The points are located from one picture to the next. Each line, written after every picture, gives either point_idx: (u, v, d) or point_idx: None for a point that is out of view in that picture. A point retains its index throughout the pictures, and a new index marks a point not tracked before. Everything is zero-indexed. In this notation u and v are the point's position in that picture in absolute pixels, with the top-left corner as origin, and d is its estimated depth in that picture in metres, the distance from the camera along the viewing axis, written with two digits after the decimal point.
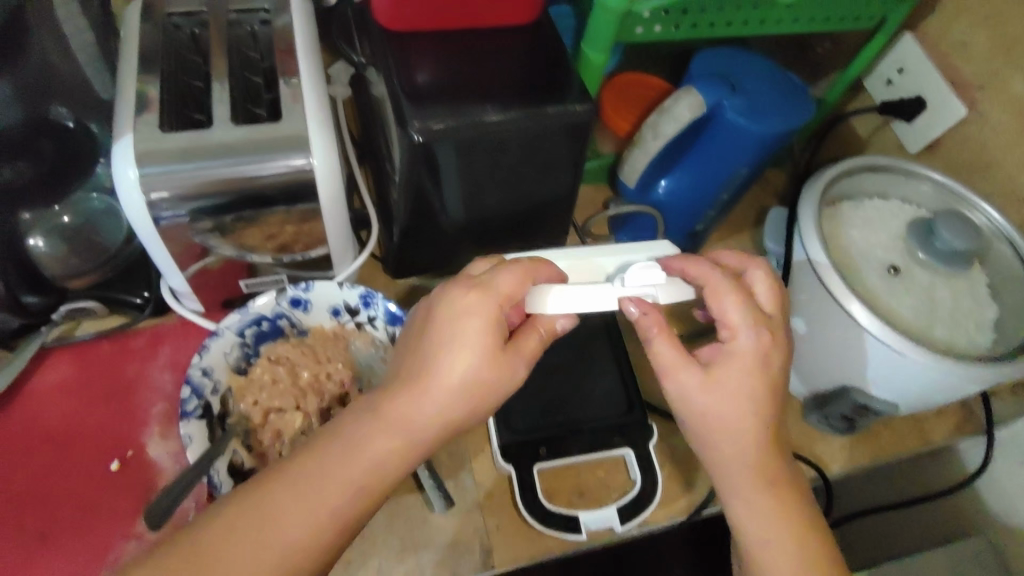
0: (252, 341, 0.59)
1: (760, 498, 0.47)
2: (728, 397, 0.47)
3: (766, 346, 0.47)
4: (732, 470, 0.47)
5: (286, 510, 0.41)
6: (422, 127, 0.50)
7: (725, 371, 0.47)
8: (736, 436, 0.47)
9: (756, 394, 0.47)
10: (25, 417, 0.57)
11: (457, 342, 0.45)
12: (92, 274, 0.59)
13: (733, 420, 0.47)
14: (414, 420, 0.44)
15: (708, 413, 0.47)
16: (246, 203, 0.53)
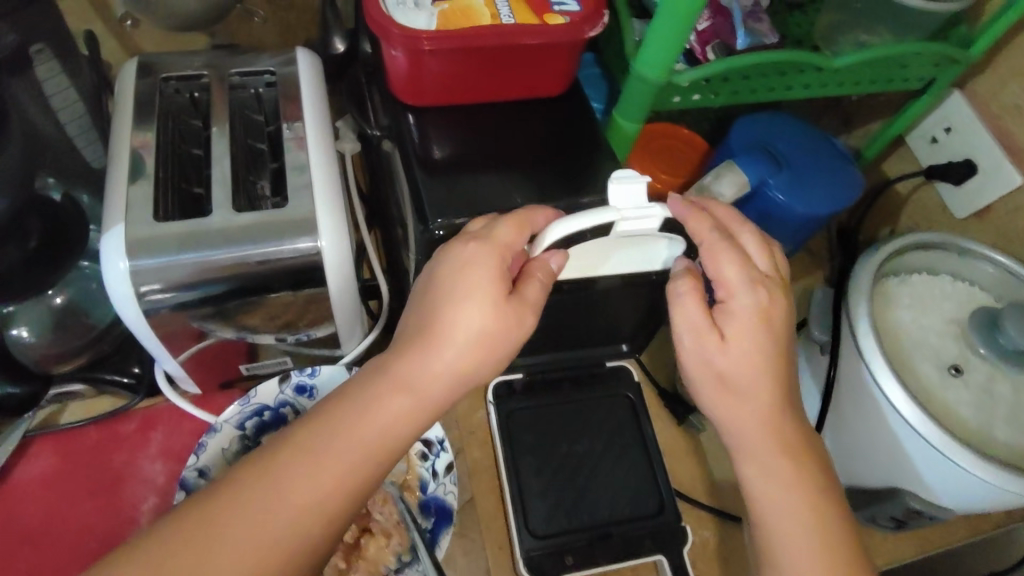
0: (253, 433, 0.54)
1: (791, 484, 0.42)
2: (752, 369, 0.41)
3: (768, 305, 0.41)
4: (759, 446, 0.42)
5: (288, 483, 0.36)
6: (444, 218, 0.45)
7: (741, 333, 0.41)
8: (759, 403, 0.41)
9: (772, 357, 0.41)
10: (5, 515, 0.52)
11: (468, 294, 0.39)
12: (79, 357, 0.54)
13: (750, 387, 0.41)
14: (418, 381, 0.39)
15: (730, 389, 0.42)
16: (246, 294, 0.48)
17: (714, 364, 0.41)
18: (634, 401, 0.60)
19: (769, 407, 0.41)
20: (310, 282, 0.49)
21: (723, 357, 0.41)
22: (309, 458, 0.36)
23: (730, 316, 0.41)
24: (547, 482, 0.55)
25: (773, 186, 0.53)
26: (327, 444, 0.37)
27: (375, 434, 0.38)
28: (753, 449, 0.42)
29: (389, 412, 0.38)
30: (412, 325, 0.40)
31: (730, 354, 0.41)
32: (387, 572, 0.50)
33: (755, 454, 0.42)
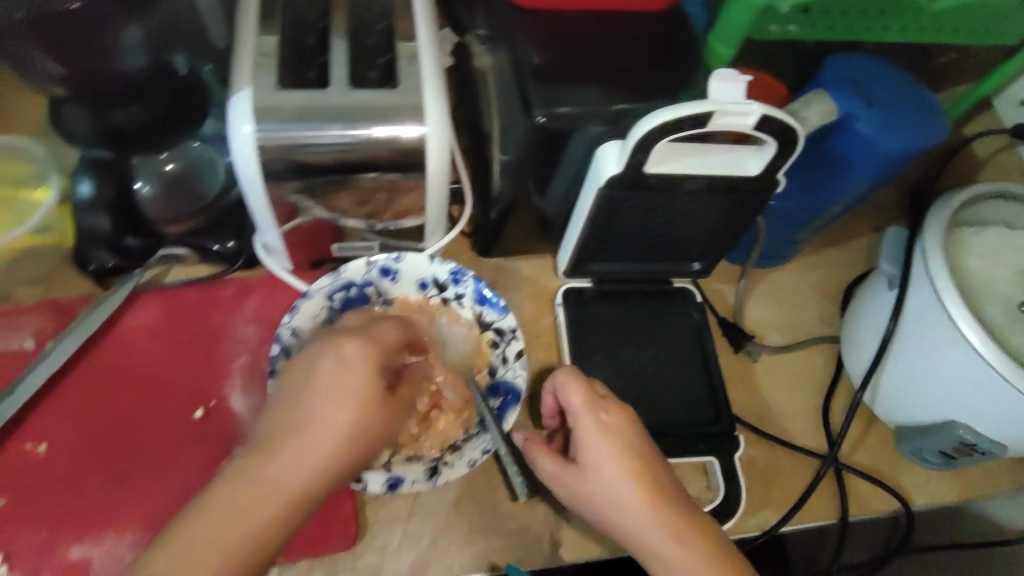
0: (340, 306, 0.58)
1: (675, 546, 0.46)
2: (610, 480, 0.47)
3: (604, 422, 0.49)
4: (648, 525, 0.46)
5: (213, 536, 0.39)
6: (548, 110, 0.48)
7: (594, 456, 0.48)
8: (631, 502, 0.47)
9: (640, 476, 0.47)
10: (113, 356, 0.57)
11: (333, 390, 0.45)
12: (189, 222, 0.58)
13: (628, 495, 0.47)
14: (278, 477, 0.42)
15: (608, 490, 0.47)
16: (353, 171, 0.51)
17: (589, 506, 0.48)
18: (698, 321, 0.63)
19: (647, 515, 0.46)
20: (413, 167, 0.52)
21: (588, 488, 0.48)
22: (220, 521, 0.40)
23: (578, 446, 0.49)
24: (610, 381, 0.59)
25: (860, 118, 0.54)
26: (231, 499, 0.41)
27: (278, 477, 0.42)
28: (633, 524, 0.47)
29: (251, 493, 0.41)
30: (274, 420, 0.45)
31: (590, 478, 0.48)
32: (456, 440, 0.54)
33: (640, 534, 0.46)
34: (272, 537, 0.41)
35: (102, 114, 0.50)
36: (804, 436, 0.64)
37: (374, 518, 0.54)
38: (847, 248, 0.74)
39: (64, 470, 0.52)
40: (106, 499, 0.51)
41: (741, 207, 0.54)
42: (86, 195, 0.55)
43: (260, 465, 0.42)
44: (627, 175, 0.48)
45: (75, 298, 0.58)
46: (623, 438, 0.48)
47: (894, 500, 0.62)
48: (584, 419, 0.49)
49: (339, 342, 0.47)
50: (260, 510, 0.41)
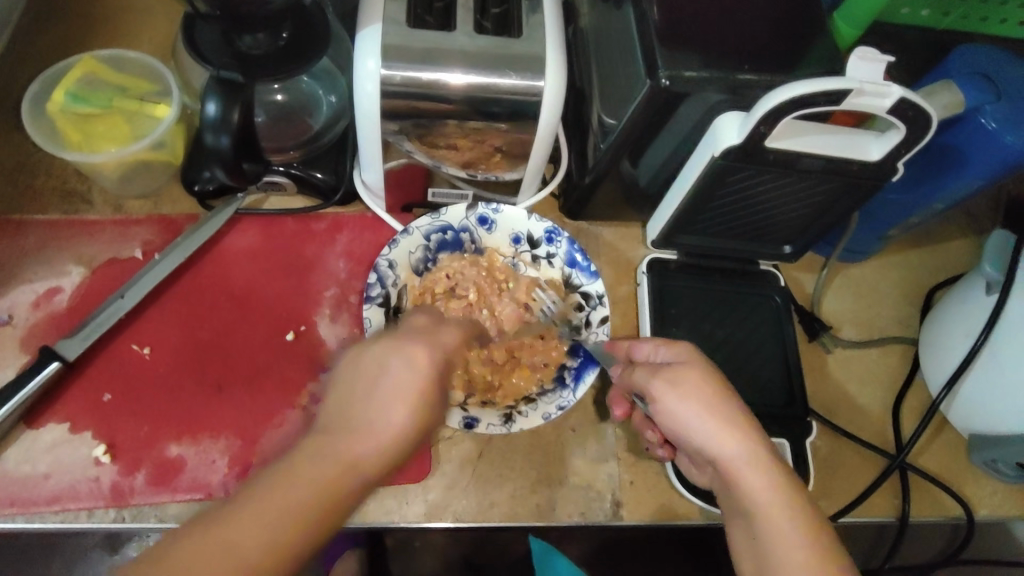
0: (435, 247, 0.59)
1: (752, 464, 0.43)
2: (699, 389, 0.46)
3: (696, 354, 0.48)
4: (725, 447, 0.44)
5: (234, 534, 0.33)
6: (673, 72, 0.47)
7: (684, 371, 0.46)
8: (710, 418, 0.45)
9: (718, 394, 0.45)
10: (214, 273, 0.59)
11: (401, 394, 0.39)
12: (294, 153, 0.60)
13: (703, 411, 0.45)
14: (354, 462, 0.36)
15: (695, 414, 0.45)
16: (467, 117, 0.52)
17: (679, 426, 0.46)
18: (780, 306, 0.63)
19: (735, 437, 0.44)
20: (526, 118, 0.52)
21: (678, 404, 0.46)
22: (229, 538, 0.33)
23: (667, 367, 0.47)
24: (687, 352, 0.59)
25: (985, 113, 0.53)
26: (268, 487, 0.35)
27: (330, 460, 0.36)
28: (721, 444, 0.44)
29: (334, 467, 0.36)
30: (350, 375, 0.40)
31: (671, 402, 0.46)
32: (532, 394, 0.55)
33: (727, 459, 0.44)
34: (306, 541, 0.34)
35: (232, 40, 0.53)
36: (871, 432, 0.63)
37: (444, 455, 0.56)
38: (939, 250, 0.72)
39: (165, 375, 0.55)
40: (203, 404, 0.55)
41: (850, 182, 0.52)
42: (213, 114, 0.51)
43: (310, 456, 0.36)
44: (745, 146, 0.49)
45: (183, 215, 0.61)
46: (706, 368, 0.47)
47: (955, 506, 0.60)
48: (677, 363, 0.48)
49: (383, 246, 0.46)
50: (309, 494, 0.35)
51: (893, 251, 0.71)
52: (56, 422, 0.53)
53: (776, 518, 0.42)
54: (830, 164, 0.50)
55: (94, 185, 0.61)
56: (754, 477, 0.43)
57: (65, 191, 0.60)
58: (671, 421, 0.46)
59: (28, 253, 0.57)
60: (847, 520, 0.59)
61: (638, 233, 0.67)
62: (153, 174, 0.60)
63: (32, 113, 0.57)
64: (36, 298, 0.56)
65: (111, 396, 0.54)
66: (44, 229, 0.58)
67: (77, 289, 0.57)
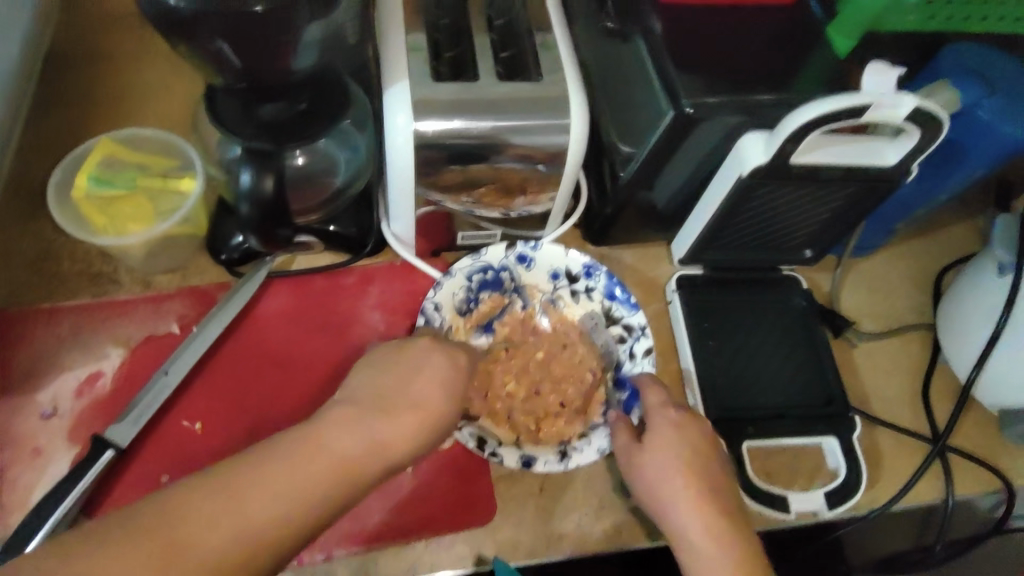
0: (476, 287, 0.60)
1: (705, 534, 0.47)
2: (670, 450, 0.50)
3: (681, 418, 0.52)
4: (684, 514, 0.48)
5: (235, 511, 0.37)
6: (696, 101, 0.50)
7: (660, 439, 0.51)
8: (673, 483, 0.49)
9: (684, 458, 0.50)
10: (253, 341, 0.59)
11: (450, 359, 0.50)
12: (317, 212, 0.61)
13: (665, 480, 0.50)
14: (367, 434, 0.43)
15: (665, 477, 0.50)
16: (495, 160, 0.53)
17: (648, 491, 0.50)
18: (806, 308, 0.65)
19: (687, 508, 0.48)
20: (554, 157, 0.54)
21: (652, 467, 0.50)
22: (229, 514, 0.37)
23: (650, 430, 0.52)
24: (726, 362, 0.61)
25: (982, 107, 0.56)
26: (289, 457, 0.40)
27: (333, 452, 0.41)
28: (680, 511, 0.48)
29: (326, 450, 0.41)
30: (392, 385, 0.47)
31: (649, 466, 0.50)
32: (583, 429, 0.56)
33: (683, 525, 0.48)
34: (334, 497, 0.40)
35: (252, 108, 0.52)
36: (907, 419, 0.65)
37: (506, 494, 0.56)
38: (940, 238, 0.75)
39: (220, 447, 0.55)
40: None
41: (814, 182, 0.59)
42: (247, 183, 0.53)
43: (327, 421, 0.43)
44: (771, 165, 0.51)
45: (215, 284, 0.61)
46: (688, 428, 0.51)
47: (997, 480, 0.63)
48: (659, 414, 0.52)
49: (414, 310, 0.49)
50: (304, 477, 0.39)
51: (897, 242, 0.74)
52: (116, 510, 0.52)
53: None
54: (850, 172, 0.52)
55: (120, 264, 0.60)
56: (701, 542, 0.47)
57: (91, 273, 0.60)
58: (642, 485, 0.51)
59: (63, 341, 0.57)
60: (897, 507, 0.61)
61: (659, 252, 0.69)
62: (181, 246, 0.60)
63: (59, 201, 0.57)
64: (79, 385, 0.55)
65: (168, 476, 0.54)
66: (78, 315, 0.58)
67: (118, 371, 0.56)
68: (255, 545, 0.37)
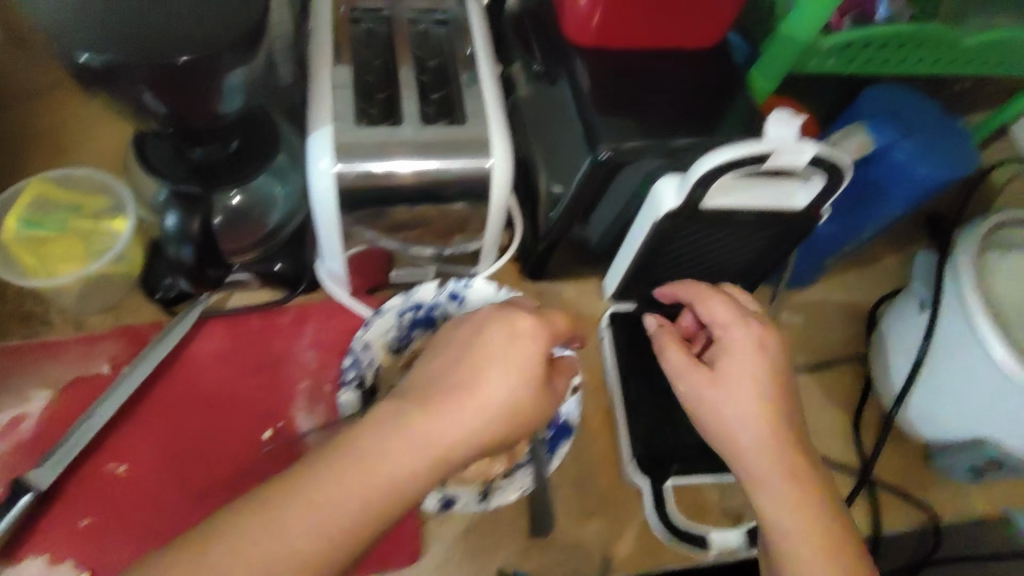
0: (408, 325, 0.60)
1: (785, 481, 0.47)
2: (736, 377, 0.49)
3: (761, 339, 0.51)
4: (752, 431, 0.48)
5: (270, 544, 0.37)
6: (611, 146, 0.51)
7: (741, 359, 0.50)
8: (743, 408, 0.48)
9: (762, 392, 0.49)
10: (182, 381, 0.59)
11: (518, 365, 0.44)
12: (252, 250, 0.62)
13: (738, 421, 0.48)
14: (385, 457, 0.40)
15: (744, 415, 0.48)
16: (420, 201, 0.54)
17: (721, 425, 0.49)
18: None
19: (755, 428, 0.48)
20: (479, 198, 0.55)
21: (724, 403, 0.49)
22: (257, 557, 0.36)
23: (728, 343, 0.51)
24: (656, 398, 0.61)
25: (896, 149, 0.58)
26: (324, 482, 0.39)
27: (389, 467, 0.39)
28: (748, 427, 0.48)
29: (368, 469, 0.39)
30: (420, 387, 0.44)
31: (709, 399, 0.50)
32: (507, 468, 0.55)
33: (751, 445, 0.48)
34: (386, 511, 0.39)
35: (183, 151, 0.54)
36: (839, 452, 0.66)
37: (435, 534, 0.57)
38: (874, 269, 0.76)
39: (146, 490, 0.55)
40: (185, 517, 0.54)
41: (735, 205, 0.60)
42: (173, 226, 0.52)
43: (364, 440, 0.40)
44: (683, 209, 0.52)
45: (146, 324, 0.61)
46: (766, 354, 0.50)
47: (924, 513, 0.64)
48: (737, 330, 0.52)
49: (509, 318, 0.46)
50: (352, 500, 0.38)
51: (832, 273, 0.76)
52: (35, 555, 0.52)
53: (775, 508, 0.47)
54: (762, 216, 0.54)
55: (51, 305, 0.60)
56: (771, 482, 0.47)
57: (21, 315, 0.60)
58: (711, 423, 0.50)
59: None
60: None
61: (595, 286, 0.70)
62: (112, 287, 0.60)
63: None
64: (3, 429, 0.55)
65: (89, 520, 0.53)
66: (5, 357, 0.58)
67: (44, 414, 0.56)
68: (317, 558, 0.37)
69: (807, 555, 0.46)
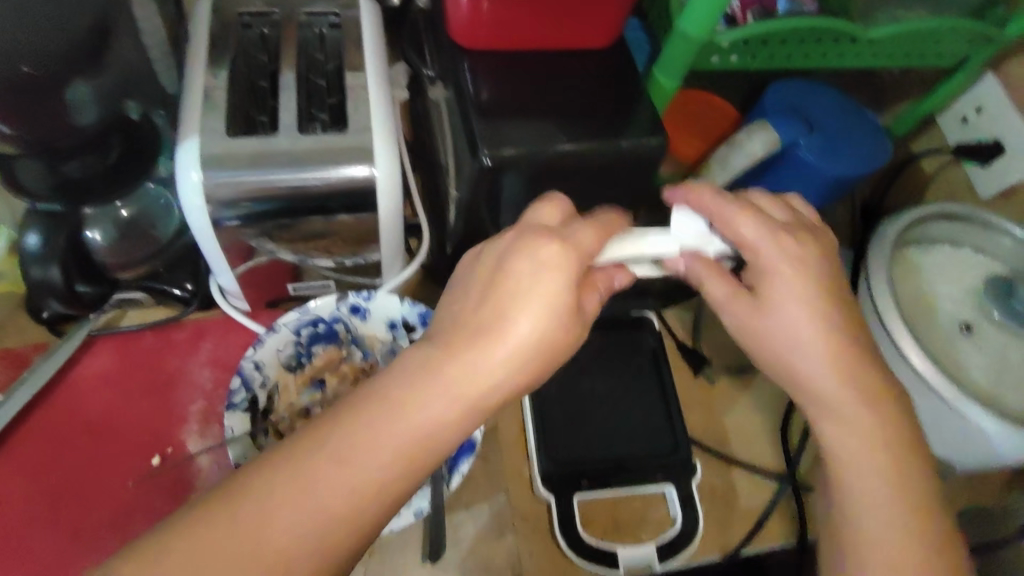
0: (307, 341, 0.58)
1: (847, 389, 0.42)
2: (795, 323, 0.42)
3: (802, 252, 0.44)
4: (830, 383, 0.42)
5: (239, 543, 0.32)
6: (493, 150, 0.48)
7: (784, 287, 0.43)
8: (817, 352, 0.42)
9: (835, 314, 0.43)
10: (65, 406, 0.57)
11: (544, 288, 0.38)
12: (143, 265, 0.58)
13: (803, 337, 0.42)
14: (422, 427, 0.36)
15: (797, 321, 0.42)
16: (301, 212, 0.52)
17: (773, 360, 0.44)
18: (656, 347, 0.64)
19: (838, 381, 0.42)
20: (365, 207, 0.52)
21: (788, 318, 0.42)
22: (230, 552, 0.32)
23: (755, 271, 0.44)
24: (567, 408, 0.60)
25: (802, 147, 0.56)
26: (317, 466, 0.34)
27: (391, 443, 0.35)
28: (826, 379, 0.42)
29: (365, 447, 0.35)
30: (451, 333, 0.39)
31: (782, 321, 0.43)
32: None
33: (831, 398, 0.42)
34: (394, 490, 0.35)
35: (55, 166, 0.48)
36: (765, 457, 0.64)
37: None
38: None
39: (19, 525, 0.52)
40: (60, 553, 0.51)
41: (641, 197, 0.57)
42: (34, 247, 0.50)
43: (362, 415, 0.36)
44: None
45: (30, 346, 0.58)
46: (813, 264, 0.43)
47: None
48: (764, 243, 0.43)
49: (543, 240, 0.39)
50: (345, 487, 0.34)
51: None
52: None
53: (867, 495, 0.41)
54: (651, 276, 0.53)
55: None
56: (852, 452, 0.42)
57: None
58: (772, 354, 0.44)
59: None
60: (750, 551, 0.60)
61: None
62: None
63: None
64: None
65: None
66: None
67: None
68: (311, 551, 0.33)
69: (888, 518, 0.41)
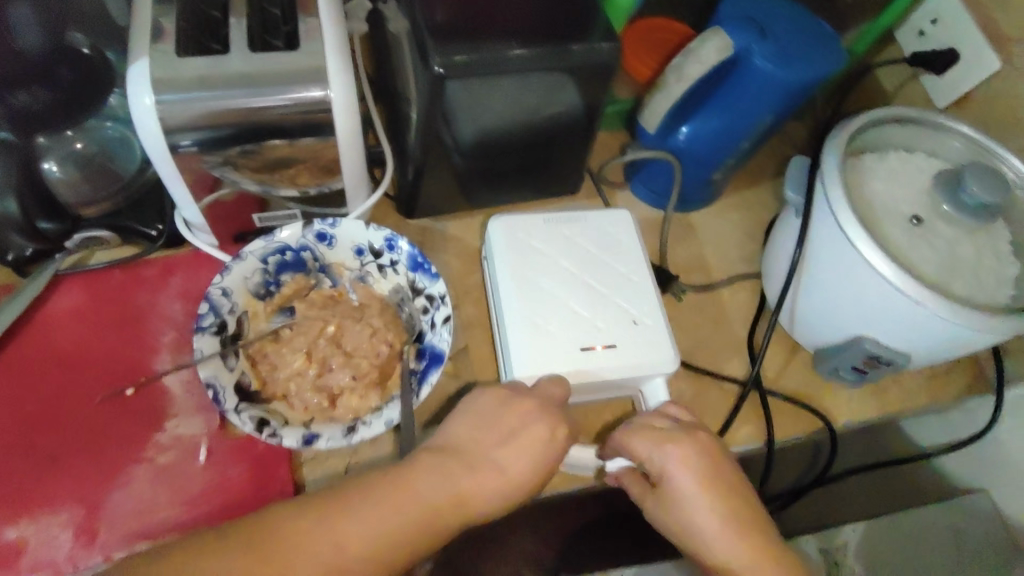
0: (274, 269, 0.58)
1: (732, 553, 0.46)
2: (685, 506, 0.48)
3: (698, 463, 0.49)
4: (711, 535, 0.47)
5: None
6: (443, 59, 0.49)
7: (681, 486, 0.48)
8: (704, 531, 0.47)
9: (720, 519, 0.47)
10: (37, 342, 0.57)
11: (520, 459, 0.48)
12: (106, 202, 0.58)
13: (705, 534, 0.47)
14: (358, 524, 0.42)
15: (695, 525, 0.48)
16: (257, 137, 0.51)
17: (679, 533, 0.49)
18: None
19: (711, 535, 0.47)
20: (324, 128, 0.52)
21: (688, 517, 0.48)
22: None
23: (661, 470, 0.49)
24: None
25: (755, 53, 0.56)
26: (262, 550, 0.40)
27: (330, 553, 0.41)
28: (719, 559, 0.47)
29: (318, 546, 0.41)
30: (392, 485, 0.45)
31: (689, 514, 0.48)
32: (378, 403, 0.54)
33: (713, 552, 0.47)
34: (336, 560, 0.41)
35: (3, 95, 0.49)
36: (731, 367, 0.66)
37: (311, 477, 0.54)
38: (766, 187, 0.76)
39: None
40: (38, 480, 0.52)
41: (597, 107, 0.58)
42: None
43: (314, 526, 0.42)
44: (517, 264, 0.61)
45: None
46: (707, 474, 0.48)
47: (816, 421, 0.64)
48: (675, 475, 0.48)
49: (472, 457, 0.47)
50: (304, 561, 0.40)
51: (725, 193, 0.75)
52: None
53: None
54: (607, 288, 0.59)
55: None
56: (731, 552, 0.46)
57: None
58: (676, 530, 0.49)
59: None
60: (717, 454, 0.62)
61: (478, 221, 0.69)
62: None
63: None
64: None
65: None
66: None
67: None
68: None
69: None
